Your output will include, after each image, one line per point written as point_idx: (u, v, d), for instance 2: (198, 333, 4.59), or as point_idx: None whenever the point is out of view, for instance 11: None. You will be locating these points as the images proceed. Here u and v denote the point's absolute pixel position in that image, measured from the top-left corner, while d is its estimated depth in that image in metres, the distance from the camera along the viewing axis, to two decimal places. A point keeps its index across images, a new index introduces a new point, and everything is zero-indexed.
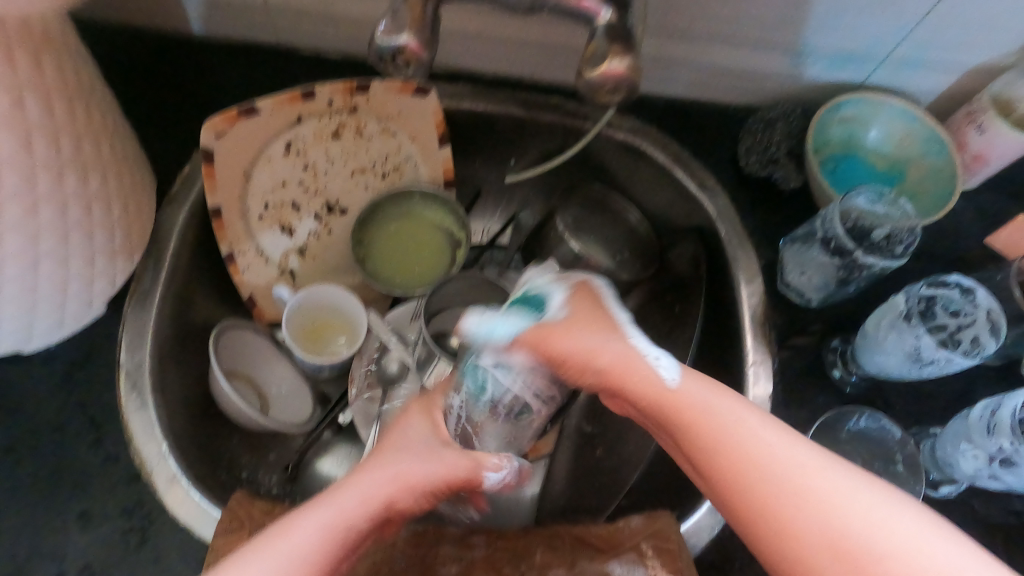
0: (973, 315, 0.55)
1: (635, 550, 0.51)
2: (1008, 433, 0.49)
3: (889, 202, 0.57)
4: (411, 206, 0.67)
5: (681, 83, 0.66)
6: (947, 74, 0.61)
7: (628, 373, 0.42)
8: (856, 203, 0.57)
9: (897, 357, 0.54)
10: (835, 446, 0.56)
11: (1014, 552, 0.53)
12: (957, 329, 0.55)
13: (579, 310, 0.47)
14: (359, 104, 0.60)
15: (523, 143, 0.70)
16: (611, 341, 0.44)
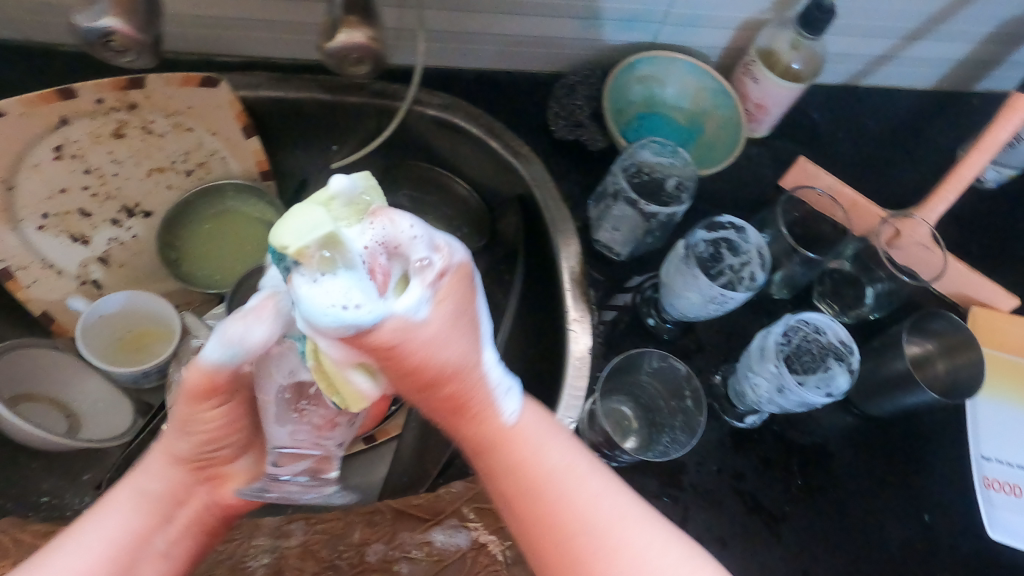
0: (749, 253, 0.58)
1: (456, 514, 0.52)
2: (773, 358, 0.54)
3: (673, 152, 0.60)
4: (224, 201, 0.66)
5: (485, 55, 0.67)
6: (723, 29, 0.66)
7: (472, 395, 0.40)
8: (638, 157, 0.59)
9: (690, 299, 0.56)
10: (640, 387, 0.60)
11: (794, 456, 0.61)
12: (739, 266, 0.58)
13: (442, 302, 0.36)
14: (137, 101, 0.56)
15: (340, 129, 0.69)
16: (463, 366, 0.39)
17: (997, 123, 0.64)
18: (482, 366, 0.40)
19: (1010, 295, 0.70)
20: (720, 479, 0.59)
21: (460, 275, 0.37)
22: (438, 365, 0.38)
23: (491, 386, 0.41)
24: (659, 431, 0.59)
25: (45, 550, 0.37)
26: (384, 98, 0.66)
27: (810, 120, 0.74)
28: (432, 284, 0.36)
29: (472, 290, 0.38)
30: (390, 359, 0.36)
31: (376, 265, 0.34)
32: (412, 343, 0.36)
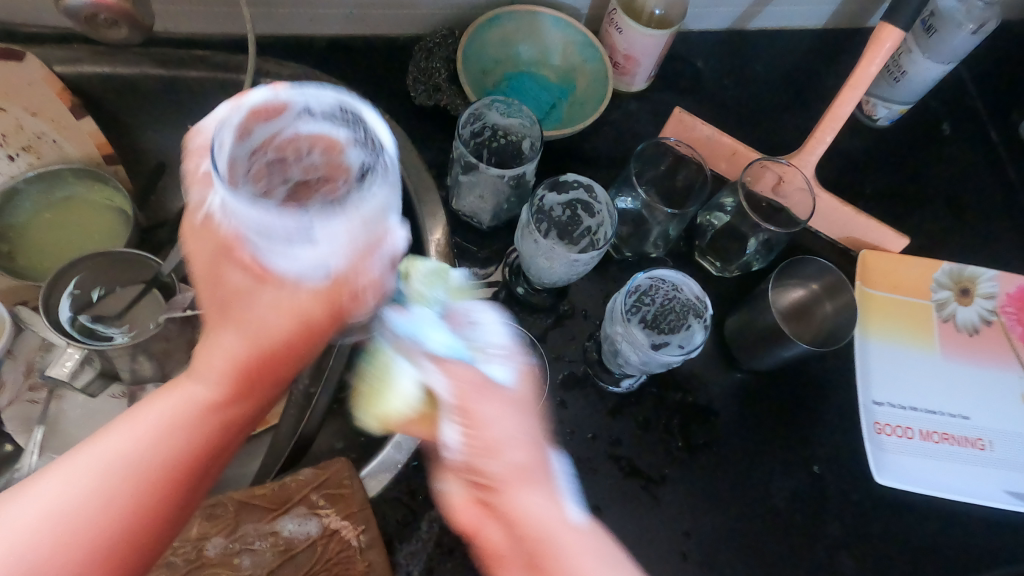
0: (603, 213, 0.56)
1: (306, 502, 0.50)
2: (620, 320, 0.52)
3: (514, 111, 0.57)
4: (66, 191, 0.65)
5: (333, 18, 0.64)
6: None
7: (533, 471, 0.40)
8: (486, 118, 0.57)
9: (541, 263, 0.54)
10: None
11: (674, 418, 0.60)
12: (597, 227, 0.57)
13: (518, 390, 0.43)
14: None
15: (191, 106, 0.66)
16: (530, 444, 0.40)
17: (865, 58, 0.61)
18: (547, 457, 0.42)
19: (900, 235, 0.68)
20: (595, 445, 0.57)
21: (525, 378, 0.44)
22: (495, 440, 0.39)
23: (559, 486, 0.41)
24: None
25: (110, 436, 0.36)
26: (225, 71, 0.64)
27: (693, 68, 0.71)
28: (520, 369, 0.44)
29: (531, 399, 0.44)
30: (467, 411, 0.40)
31: (456, 318, 0.45)
32: (467, 405, 0.40)
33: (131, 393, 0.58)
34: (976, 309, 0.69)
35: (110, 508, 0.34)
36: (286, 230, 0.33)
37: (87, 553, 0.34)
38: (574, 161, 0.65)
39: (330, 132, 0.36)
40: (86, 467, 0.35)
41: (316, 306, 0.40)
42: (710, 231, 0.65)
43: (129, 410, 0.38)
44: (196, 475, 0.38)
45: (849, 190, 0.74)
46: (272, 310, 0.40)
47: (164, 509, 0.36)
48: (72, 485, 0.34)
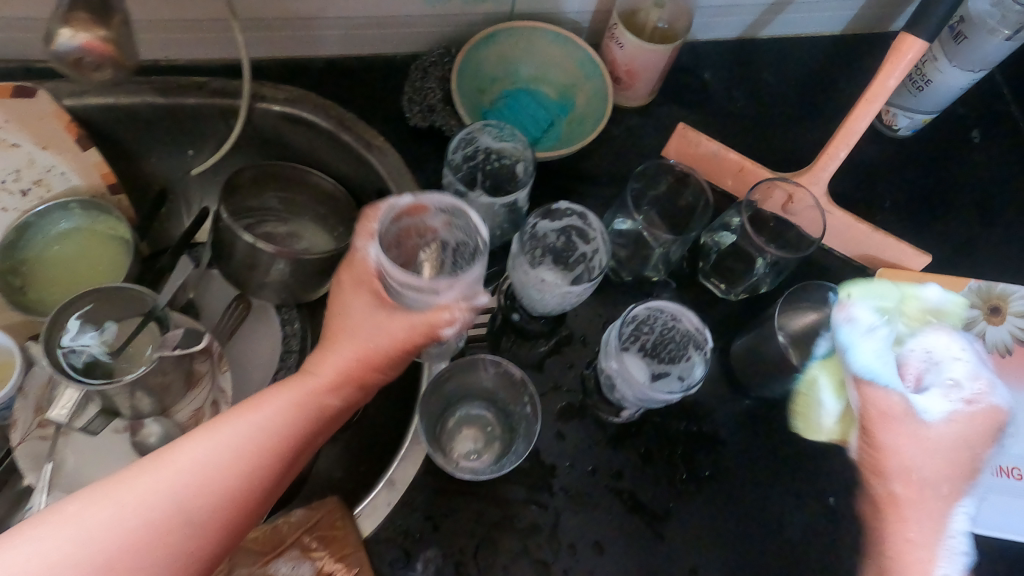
0: (597, 240, 0.54)
1: (298, 545, 0.49)
2: (613, 355, 0.49)
3: (507, 136, 0.55)
4: (74, 222, 0.63)
5: (329, 40, 0.62)
6: None
7: (917, 510, 0.39)
8: (480, 141, 0.55)
9: (533, 293, 0.52)
10: (487, 390, 0.56)
11: (683, 450, 0.56)
12: (593, 254, 0.55)
13: (961, 439, 0.39)
14: None
15: (190, 133, 0.66)
16: (926, 485, 0.39)
17: (883, 71, 0.58)
18: (951, 505, 0.39)
19: (921, 252, 0.64)
20: (598, 480, 0.54)
21: (988, 416, 0.40)
22: (917, 475, 0.39)
23: (945, 547, 0.39)
24: (516, 437, 0.54)
25: (246, 412, 0.43)
26: (224, 96, 0.62)
27: (701, 80, 0.68)
28: (962, 408, 0.40)
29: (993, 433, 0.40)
30: (873, 431, 0.41)
31: (906, 365, 0.42)
32: (923, 447, 0.39)
33: (133, 427, 0.60)
34: (1008, 328, 0.65)
35: (237, 470, 0.41)
36: (412, 280, 0.43)
37: (165, 537, 0.39)
38: (575, 181, 0.62)
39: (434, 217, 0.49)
40: (181, 468, 0.40)
41: (405, 337, 0.47)
42: (714, 252, 0.62)
43: (249, 399, 0.45)
44: (287, 459, 0.44)
45: (868, 202, 0.71)
46: (374, 328, 0.47)
47: (271, 481, 0.43)
48: (217, 445, 0.41)
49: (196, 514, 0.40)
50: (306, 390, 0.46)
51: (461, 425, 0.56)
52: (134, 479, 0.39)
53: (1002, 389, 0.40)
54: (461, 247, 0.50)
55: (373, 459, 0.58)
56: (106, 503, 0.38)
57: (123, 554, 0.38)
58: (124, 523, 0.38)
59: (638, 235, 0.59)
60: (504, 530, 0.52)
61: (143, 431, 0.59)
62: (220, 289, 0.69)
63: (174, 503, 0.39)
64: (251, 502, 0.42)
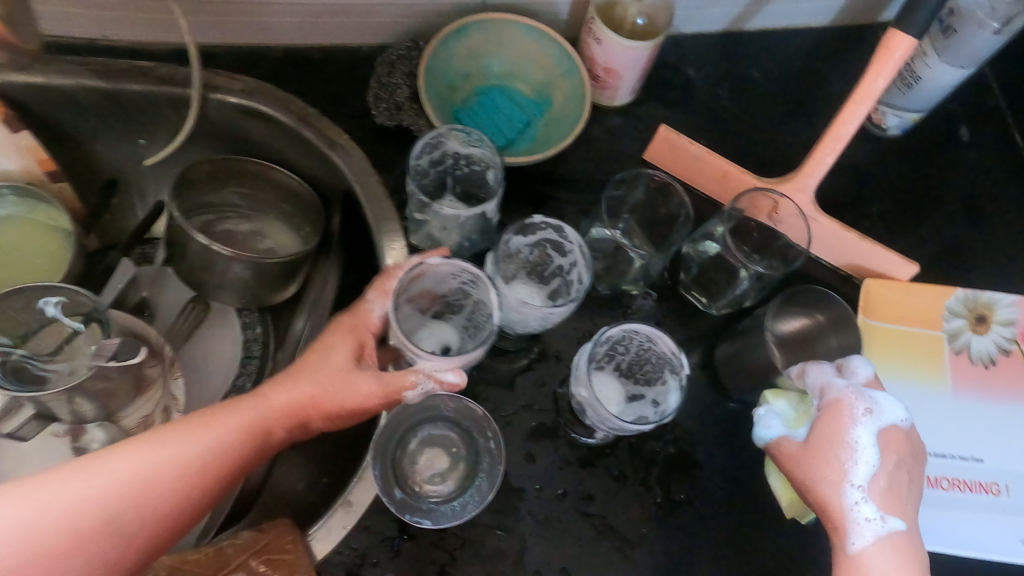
0: (574, 254, 0.52)
1: (243, 568, 0.46)
2: (583, 382, 0.47)
3: (475, 142, 0.51)
4: (16, 213, 0.59)
5: (286, 26, 0.58)
6: None
7: (826, 510, 0.46)
8: (446, 146, 0.52)
9: (509, 316, 0.50)
10: (454, 414, 0.54)
11: (655, 470, 0.54)
12: (570, 267, 0.53)
13: (823, 431, 0.47)
14: None
15: (139, 124, 0.61)
16: (822, 479, 0.46)
17: (871, 71, 0.54)
18: (844, 482, 0.45)
19: (908, 261, 0.62)
20: (566, 501, 0.52)
21: (838, 410, 0.47)
22: (810, 470, 0.46)
23: (853, 519, 0.45)
24: (480, 464, 0.52)
25: (194, 430, 0.41)
26: (173, 84, 0.58)
27: (685, 77, 0.64)
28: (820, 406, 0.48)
29: (855, 417, 0.46)
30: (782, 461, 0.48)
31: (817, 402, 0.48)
32: (805, 460, 0.47)
33: (75, 433, 0.56)
34: (993, 339, 0.63)
35: (172, 491, 0.39)
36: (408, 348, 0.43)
37: (79, 545, 0.36)
38: (550, 185, 0.59)
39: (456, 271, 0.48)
40: (113, 480, 0.37)
41: (371, 400, 0.44)
42: (696, 263, 0.59)
43: (199, 414, 0.42)
44: (225, 484, 0.42)
45: (856, 209, 0.68)
46: (341, 379, 0.44)
47: (204, 506, 0.41)
48: (154, 461, 0.39)
49: (122, 529, 0.37)
50: (261, 416, 0.43)
51: (423, 446, 0.53)
52: (66, 479, 0.37)
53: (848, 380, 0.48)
54: (479, 312, 0.50)
55: (334, 474, 0.55)
56: (32, 501, 0.36)
57: (44, 557, 0.35)
58: (44, 526, 0.36)
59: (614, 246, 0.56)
60: (466, 555, 0.50)
61: (86, 437, 0.56)
62: (176, 288, 0.64)
63: (104, 511, 0.37)
64: (173, 526, 0.40)
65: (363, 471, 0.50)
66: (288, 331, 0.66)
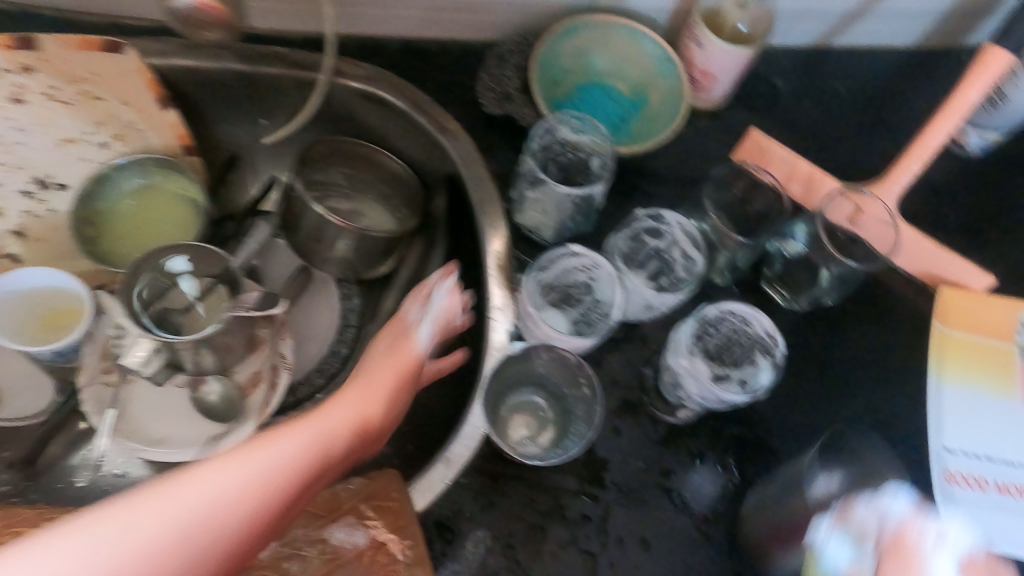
0: (673, 235, 0.58)
1: (354, 512, 0.50)
2: (680, 354, 0.52)
3: (591, 129, 0.57)
4: (151, 180, 0.65)
5: (406, 21, 0.63)
6: None
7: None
8: (559, 133, 0.57)
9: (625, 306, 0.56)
10: (546, 381, 0.56)
11: (734, 454, 0.56)
12: (668, 249, 0.58)
13: (895, 562, 0.38)
14: (31, 64, 0.54)
15: (264, 103, 0.66)
16: None
17: (963, 84, 0.57)
18: None
19: (984, 272, 0.61)
20: (648, 475, 0.55)
21: (898, 535, 0.39)
22: None
23: None
24: (572, 422, 0.55)
25: (288, 427, 0.39)
26: (304, 69, 0.63)
27: (772, 86, 0.68)
28: (884, 535, 0.40)
29: (918, 541, 0.39)
30: None
31: (872, 531, 0.41)
32: None
33: (193, 383, 0.61)
34: None
35: (250, 505, 0.33)
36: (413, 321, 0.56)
37: (230, 537, 0.32)
38: (643, 179, 0.62)
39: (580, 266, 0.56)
40: (269, 466, 0.35)
41: (404, 367, 0.52)
42: (779, 259, 0.62)
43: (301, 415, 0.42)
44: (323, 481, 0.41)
45: (932, 221, 0.70)
46: (377, 365, 0.52)
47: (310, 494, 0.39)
48: (235, 471, 0.33)
49: (271, 512, 0.34)
50: (348, 419, 0.45)
51: (514, 412, 0.56)
52: (223, 466, 0.33)
53: (903, 500, 0.41)
54: (594, 309, 0.56)
55: (427, 437, 0.59)
56: (199, 481, 0.32)
57: (204, 546, 0.31)
58: (211, 511, 0.31)
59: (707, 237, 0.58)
60: (553, 517, 0.53)
61: (203, 389, 0.61)
62: (282, 261, 0.70)
63: (260, 500, 0.34)
64: (269, 534, 0.36)
65: (468, 437, 0.53)
66: (380, 306, 0.70)
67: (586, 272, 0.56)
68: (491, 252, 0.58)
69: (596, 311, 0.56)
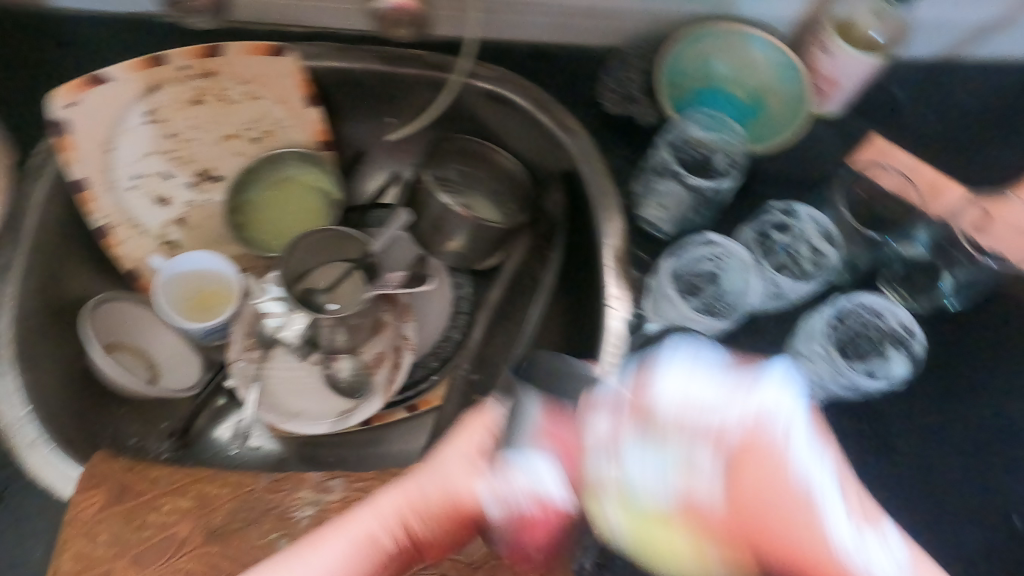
0: (802, 229, 0.61)
1: None
2: (817, 340, 0.58)
3: (719, 130, 0.62)
4: (286, 172, 0.71)
5: (535, 27, 0.67)
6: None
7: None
8: (689, 132, 0.62)
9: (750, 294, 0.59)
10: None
11: (851, 451, 0.57)
12: (794, 243, 0.61)
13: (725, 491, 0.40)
14: (215, 69, 0.64)
15: (394, 101, 0.70)
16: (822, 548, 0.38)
17: None
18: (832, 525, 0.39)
19: None
20: None
21: (750, 434, 0.42)
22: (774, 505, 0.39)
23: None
24: None
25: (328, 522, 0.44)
26: (439, 70, 0.67)
27: (890, 95, 0.69)
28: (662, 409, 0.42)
29: (774, 440, 0.41)
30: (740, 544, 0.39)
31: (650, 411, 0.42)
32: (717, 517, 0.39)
33: (326, 360, 0.66)
34: None
35: None
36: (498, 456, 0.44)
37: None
38: (766, 182, 0.64)
39: (717, 252, 0.60)
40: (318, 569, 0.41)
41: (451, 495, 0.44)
42: (899, 261, 0.62)
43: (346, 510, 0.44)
44: None
45: None
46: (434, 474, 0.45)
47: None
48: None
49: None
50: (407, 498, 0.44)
51: None
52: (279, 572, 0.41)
53: (732, 407, 0.42)
54: (720, 298, 0.59)
55: None
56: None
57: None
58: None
59: (831, 228, 0.61)
60: None
61: (335, 366, 0.66)
62: (404, 249, 0.71)
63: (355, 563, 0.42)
64: None
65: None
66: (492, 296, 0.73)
67: (718, 261, 0.59)
68: (608, 244, 0.60)
69: (721, 301, 0.59)
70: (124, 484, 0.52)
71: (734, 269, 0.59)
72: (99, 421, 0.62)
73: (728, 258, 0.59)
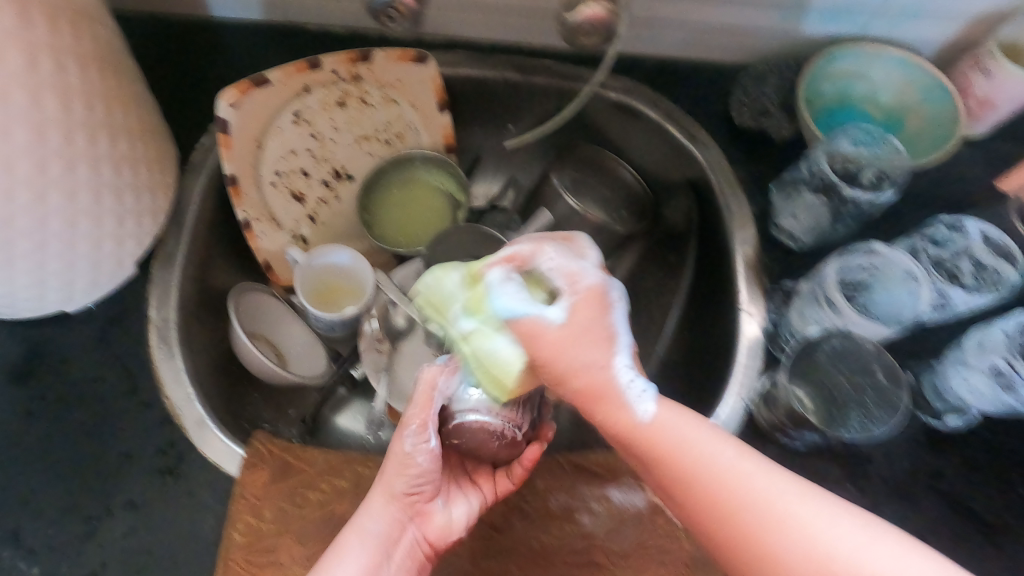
0: (965, 244, 0.61)
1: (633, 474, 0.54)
2: (996, 351, 0.57)
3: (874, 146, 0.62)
4: (414, 171, 0.73)
5: (675, 42, 0.69)
6: (948, 22, 0.64)
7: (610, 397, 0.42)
8: (839, 148, 0.62)
9: (902, 303, 0.60)
10: (819, 368, 0.57)
11: (994, 465, 0.58)
12: (952, 258, 0.61)
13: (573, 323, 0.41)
14: (361, 73, 0.67)
15: (520, 108, 0.73)
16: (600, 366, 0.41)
17: None
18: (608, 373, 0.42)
19: None
20: (912, 476, 0.57)
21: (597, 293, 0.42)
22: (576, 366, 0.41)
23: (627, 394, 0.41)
24: (849, 416, 0.56)
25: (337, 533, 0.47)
26: (571, 80, 0.70)
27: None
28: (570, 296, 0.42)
29: (611, 302, 0.42)
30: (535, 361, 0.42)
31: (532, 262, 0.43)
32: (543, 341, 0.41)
33: None
34: None
35: None
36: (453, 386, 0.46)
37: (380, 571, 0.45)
38: (899, 198, 0.65)
39: (879, 260, 0.60)
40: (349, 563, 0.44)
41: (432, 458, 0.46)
42: None
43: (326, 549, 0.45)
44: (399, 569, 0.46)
45: None
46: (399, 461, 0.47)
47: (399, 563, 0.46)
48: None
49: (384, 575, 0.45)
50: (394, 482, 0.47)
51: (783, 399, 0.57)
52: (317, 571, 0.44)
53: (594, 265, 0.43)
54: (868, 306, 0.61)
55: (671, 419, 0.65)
56: None
57: None
58: None
59: (1003, 246, 0.59)
60: None
61: None
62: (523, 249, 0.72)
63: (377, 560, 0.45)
64: None
65: (733, 400, 0.57)
66: None
67: (873, 270, 0.61)
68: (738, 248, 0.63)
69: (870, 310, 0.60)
70: (284, 463, 0.54)
71: (895, 278, 0.60)
72: (241, 405, 0.64)
73: (888, 267, 0.60)
